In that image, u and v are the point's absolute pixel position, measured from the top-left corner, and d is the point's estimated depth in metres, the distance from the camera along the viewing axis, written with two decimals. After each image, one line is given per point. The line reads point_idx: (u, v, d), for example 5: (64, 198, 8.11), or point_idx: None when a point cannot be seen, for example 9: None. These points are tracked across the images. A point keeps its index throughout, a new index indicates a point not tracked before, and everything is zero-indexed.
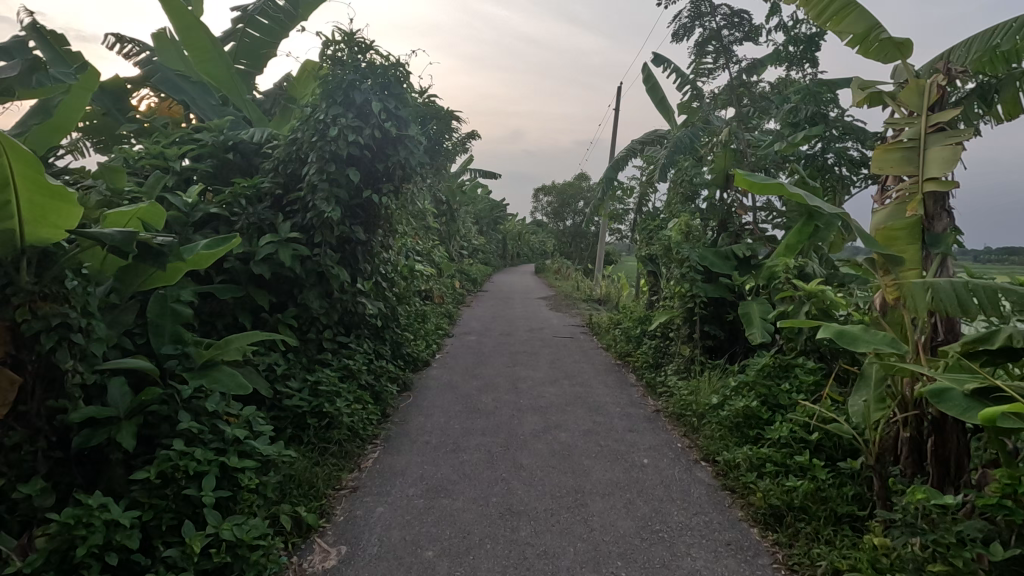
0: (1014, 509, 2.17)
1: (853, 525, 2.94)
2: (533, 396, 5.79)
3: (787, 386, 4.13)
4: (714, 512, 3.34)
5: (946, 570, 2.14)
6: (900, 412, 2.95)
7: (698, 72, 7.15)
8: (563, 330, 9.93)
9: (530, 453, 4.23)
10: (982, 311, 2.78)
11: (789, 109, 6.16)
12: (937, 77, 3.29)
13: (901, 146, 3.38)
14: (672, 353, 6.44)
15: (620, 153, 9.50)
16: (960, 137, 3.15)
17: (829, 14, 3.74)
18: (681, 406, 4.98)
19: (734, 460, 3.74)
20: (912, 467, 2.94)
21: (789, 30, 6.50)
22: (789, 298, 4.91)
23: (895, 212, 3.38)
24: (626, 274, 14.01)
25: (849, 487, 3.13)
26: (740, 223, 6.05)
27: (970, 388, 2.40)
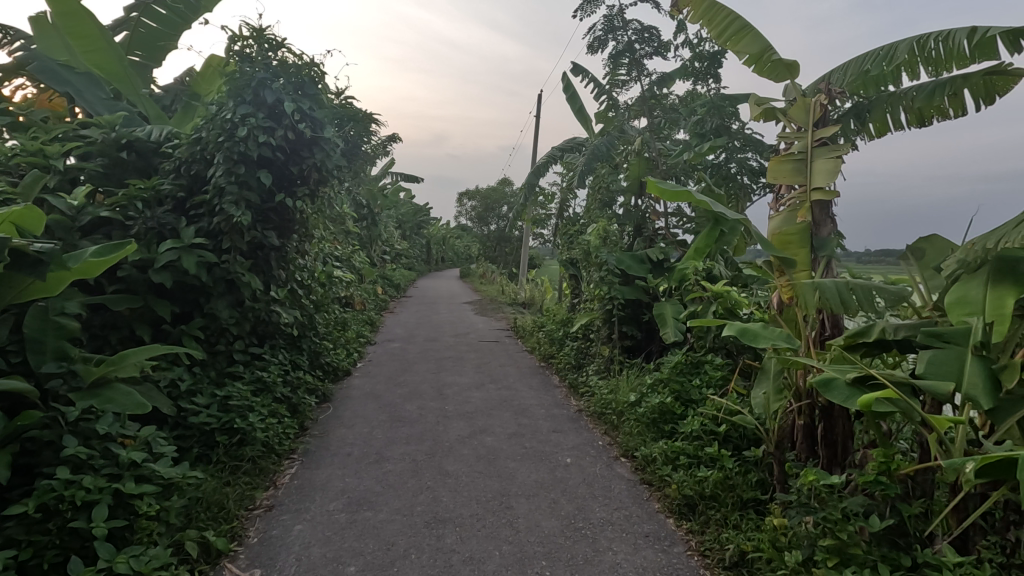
0: (889, 483, 2.42)
1: (757, 509, 3.17)
2: (459, 401, 5.78)
3: (698, 382, 4.39)
4: (633, 506, 3.49)
5: (834, 544, 2.36)
6: (795, 401, 3.21)
7: (613, 83, 7.45)
8: (488, 335, 9.97)
9: (456, 459, 4.21)
10: (861, 307, 3.11)
11: (696, 121, 6.57)
12: (820, 96, 3.66)
13: (792, 158, 3.71)
14: (593, 354, 6.65)
15: (541, 160, 9.71)
16: (840, 151, 3.51)
17: (728, 35, 4.05)
18: (601, 405, 5.16)
19: (651, 454, 3.92)
20: (806, 451, 3.22)
21: (694, 47, 6.93)
22: (698, 299, 5.23)
23: (788, 218, 3.70)
24: (549, 278, 14.29)
25: (753, 474, 3.37)
26: (653, 228, 6.37)
27: (850, 377, 2.67)
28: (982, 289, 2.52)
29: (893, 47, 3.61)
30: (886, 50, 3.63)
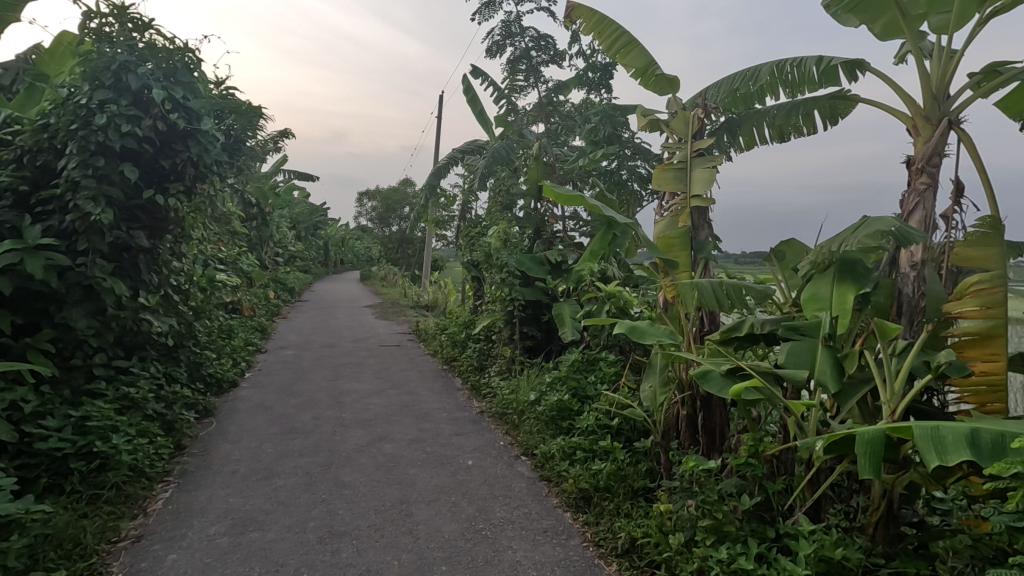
0: (757, 464, 2.67)
1: (646, 497, 3.36)
2: (357, 409, 5.57)
3: (593, 378, 4.56)
4: (533, 503, 3.56)
5: (712, 524, 2.56)
6: (678, 393, 3.44)
7: (512, 88, 7.58)
8: (390, 339, 9.72)
9: (353, 469, 4.05)
10: (732, 304, 3.41)
11: (590, 129, 6.89)
12: (698, 110, 3.97)
13: (673, 167, 3.98)
14: (495, 355, 6.71)
15: (441, 161, 9.64)
16: (715, 162, 3.82)
17: (616, 48, 4.27)
18: (503, 405, 5.22)
19: (549, 451, 4.02)
20: (688, 439, 3.46)
21: (588, 57, 7.23)
22: (594, 299, 5.45)
23: (671, 223, 3.98)
24: (453, 280, 14.22)
25: (643, 463, 3.56)
26: (552, 231, 6.57)
27: (723, 369, 2.92)
28: (830, 286, 2.87)
29: (758, 69, 3.95)
30: (752, 72, 3.97)
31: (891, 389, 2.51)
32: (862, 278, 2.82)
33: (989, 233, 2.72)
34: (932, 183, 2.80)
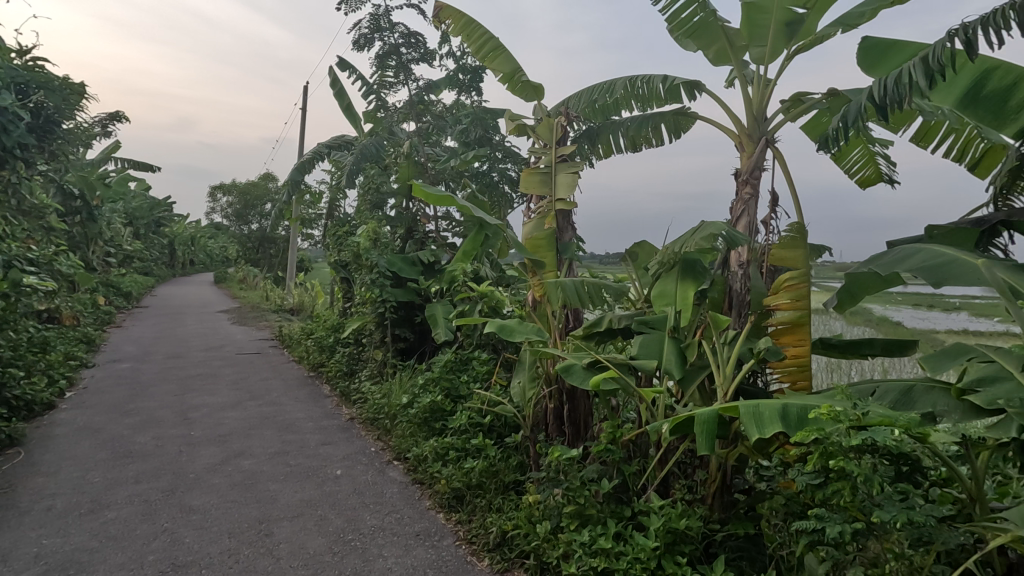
0: (614, 449, 2.88)
1: (517, 490, 3.46)
2: (209, 425, 5.06)
3: (466, 378, 4.58)
4: (405, 508, 3.50)
5: (575, 509, 2.72)
6: (546, 387, 3.60)
7: (381, 84, 7.37)
8: (248, 346, 8.95)
9: (203, 492, 3.67)
10: (593, 301, 3.64)
11: (461, 130, 6.94)
12: (560, 118, 4.18)
13: (539, 171, 4.15)
14: (366, 359, 6.48)
15: (306, 156, 9.09)
16: (577, 168, 4.06)
17: (484, 53, 4.35)
18: (374, 410, 5.06)
19: (422, 453, 3.98)
20: (555, 430, 3.62)
21: (458, 59, 7.27)
22: (466, 299, 5.49)
23: (538, 224, 4.15)
24: (321, 282, 13.48)
25: (513, 458, 3.66)
26: (424, 231, 6.50)
27: (584, 362, 3.12)
28: (674, 284, 3.18)
29: (613, 83, 4.25)
30: (607, 85, 4.25)
31: (723, 373, 2.86)
32: (701, 276, 3.17)
33: (796, 236, 3.19)
34: (754, 192, 3.22)
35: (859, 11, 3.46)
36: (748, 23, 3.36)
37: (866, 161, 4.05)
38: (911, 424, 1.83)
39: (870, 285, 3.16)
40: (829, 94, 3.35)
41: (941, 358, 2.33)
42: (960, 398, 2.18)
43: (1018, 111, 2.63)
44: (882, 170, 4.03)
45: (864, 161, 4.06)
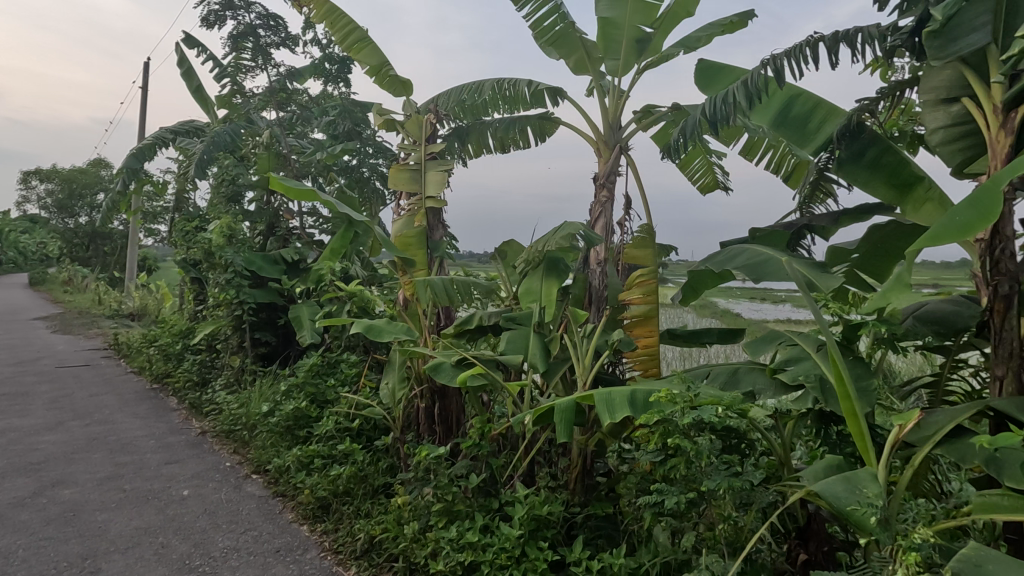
0: (482, 444, 2.94)
1: (387, 493, 3.39)
2: (18, 452, 4.30)
3: (333, 382, 4.34)
4: (264, 524, 3.26)
5: (444, 506, 2.74)
6: (416, 387, 3.56)
7: (237, 67, 6.78)
8: (74, 358, 7.74)
9: (7, 531, 3.11)
10: (462, 299, 3.67)
11: (328, 122, 6.61)
12: (429, 116, 4.16)
13: (408, 168, 4.11)
14: (220, 367, 5.93)
15: (146, 141, 8.07)
16: (446, 166, 4.07)
17: (348, 43, 4.18)
18: (230, 422, 4.65)
19: (284, 464, 3.74)
20: (427, 431, 3.56)
21: (324, 47, 6.91)
22: (334, 299, 5.25)
23: (407, 222, 4.09)
24: (168, 283, 12.07)
25: (383, 460, 3.58)
26: (287, 227, 6.10)
27: (453, 360, 3.15)
28: (539, 281, 3.32)
29: (481, 84, 4.30)
30: (476, 85, 4.30)
31: (582, 364, 3.04)
32: (564, 274, 3.35)
33: (645, 237, 3.49)
34: (610, 195, 3.46)
35: (697, 35, 3.87)
36: (603, 35, 3.62)
37: (705, 170, 4.54)
38: (732, 402, 2.09)
39: (708, 281, 3.54)
40: (673, 108, 3.70)
41: (758, 343, 2.69)
42: (773, 377, 2.53)
43: (818, 130, 3.07)
44: (717, 178, 4.54)
45: (703, 170, 4.55)
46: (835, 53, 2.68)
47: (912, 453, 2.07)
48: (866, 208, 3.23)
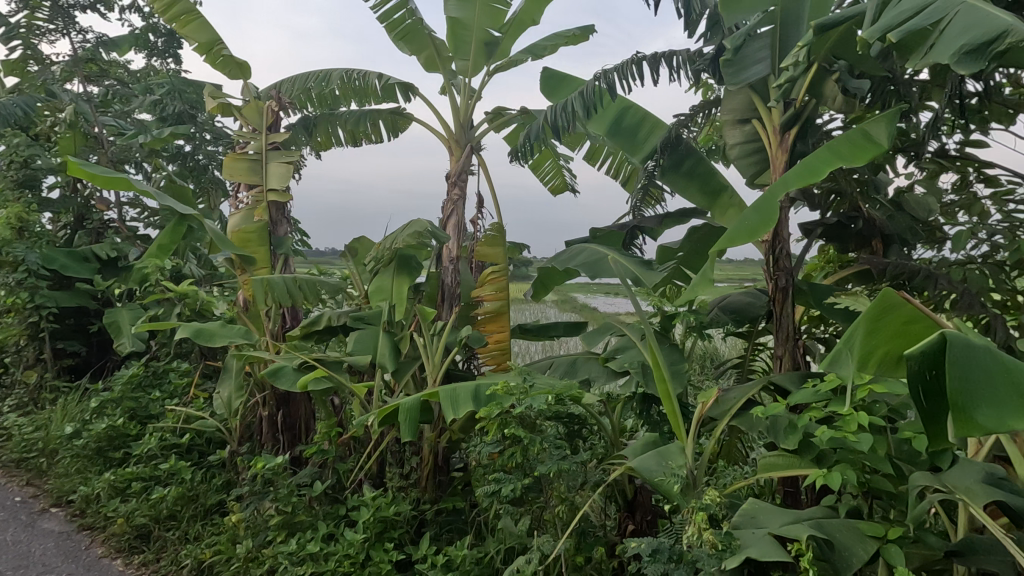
0: (327, 449, 2.82)
1: (221, 512, 3.12)
2: None
3: (158, 394, 3.88)
4: (64, 564, 2.81)
5: (284, 519, 2.59)
6: (256, 394, 3.31)
7: (29, 28, 5.71)
8: None
9: None
10: (306, 299, 3.46)
11: (153, 101, 5.84)
12: (271, 103, 3.86)
13: (246, 157, 3.78)
14: (11, 385, 4.98)
15: None
16: (290, 158, 3.81)
17: (172, 14, 3.73)
18: (22, 448, 3.93)
19: (92, 492, 3.26)
20: (271, 441, 3.31)
21: (146, 16, 6.09)
22: (161, 302, 4.66)
23: (246, 216, 3.77)
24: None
25: (217, 477, 3.28)
26: (100, 220, 5.29)
27: (295, 363, 2.97)
28: (391, 279, 3.26)
29: (329, 73, 4.06)
30: (323, 74, 4.05)
31: (433, 360, 3.06)
32: (415, 272, 3.33)
33: (495, 235, 3.44)
34: (461, 194, 3.48)
35: (543, 44, 4.05)
36: (452, 34, 3.65)
37: (555, 172, 4.78)
38: (563, 391, 2.24)
39: (555, 277, 3.73)
40: (521, 112, 3.83)
41: (594, 335, 2.90)
42: (605, 365, 2.74)
43: (645, 141, 3.36)
44: (565, 181, 4.81)
45: (553, 173, 4.78)
46: (656, 71, 2.99)
47: (714, 425, 2.35)
48: (685, 211, 3.63)
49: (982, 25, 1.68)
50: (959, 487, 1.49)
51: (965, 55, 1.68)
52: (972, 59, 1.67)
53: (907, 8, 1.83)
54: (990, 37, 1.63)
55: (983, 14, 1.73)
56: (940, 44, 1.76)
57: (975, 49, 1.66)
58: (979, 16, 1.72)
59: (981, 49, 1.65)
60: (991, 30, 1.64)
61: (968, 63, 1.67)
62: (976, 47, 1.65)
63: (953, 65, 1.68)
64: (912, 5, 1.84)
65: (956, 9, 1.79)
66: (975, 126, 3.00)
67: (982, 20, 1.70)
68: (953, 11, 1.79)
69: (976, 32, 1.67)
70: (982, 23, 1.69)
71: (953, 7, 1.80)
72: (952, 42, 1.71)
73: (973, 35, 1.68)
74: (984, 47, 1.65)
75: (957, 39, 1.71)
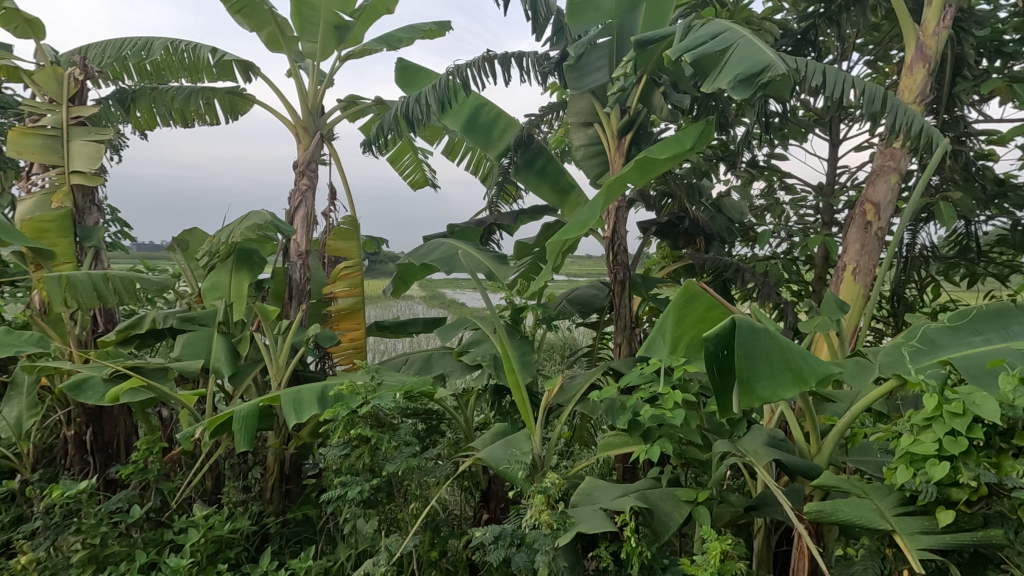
0: (148, 469, 2.49)
1: (7, 554, 2.62)
2: None
3: None
4: None
5: (90, 555, 2.24)
6: (56, 411, 2.82)
7: None
8: None
9: None
10: (122, 298, 3.01)
11: None
12: (74, 70, 3.27)
13: (41, 133, 3.19)
14: None
15: None
16: (100, 135, 3.28)
17: None
18: None
19: None
20: (78, 464, 2.83)
21: None
22: None
23: (40, 202, 3.17)
24: None
25: (3, 512, 2.74)
26: None
27: (106, 373, 2.58)
28: (228, 275, 2.96)
29: (150, 41, 3.50)
30: (143, 41, 3.49)
31: (276, 363, 2.81)
32: (258, 267, 3.06)
33: (349, 229, 3.26)
34: (311, 185, 3.16)
35: (399, 36, 3.94)
36: (298, 14, 3.41)
37: (414, 166, 4.70)
38: (415, 387, 2.19)
39: (413, 273, 3.66)
40: (377, 102, 3.69)
41: (449, 329, 2.89)
42: (460, 360, 2.76)
43: (500, 138, 3.33)
44: (425, 175, 4.75)
45: (412, 167, 4.69)
46: (507, 70, 3.07)
47: (561, 411, 2.48)
48: (538, 209, 3.77)
49: (753, 58, 1.93)
50: (750, 451, 1.73)
51: (740, 82, 1.90)
52: (745, 87, 1.90)
53: (703, 35, 2.11)
54: (757, 68, 1.87)
55: (755, 48, 1.97)
56: (721, 71, 2.01)
57: (745, 78, 1.89)
58: (752, 50, 1.97)
59: (751, 78, 1.88)
60: (759, 63, 1.88)
61: (742, 88, 1.90)
62: (746, 76, 1.89)
63: (729, 89, 1.91)
64: (707, 33, 2.12)
65: (739, 41, 2.06)
66: (776, 141, 3.50)
67: (754, 53, 1.94)
68: (736, 43, 2.06)
69: (746, 64, 1.91)
70: (752, 56, 1.93)
71: (737, 40, 2.06)
72: (730, 70, 1.95)
73: (744, 66, 1.91)
74: (753, 78, 1.88)
75: (733, 68, 1.95)
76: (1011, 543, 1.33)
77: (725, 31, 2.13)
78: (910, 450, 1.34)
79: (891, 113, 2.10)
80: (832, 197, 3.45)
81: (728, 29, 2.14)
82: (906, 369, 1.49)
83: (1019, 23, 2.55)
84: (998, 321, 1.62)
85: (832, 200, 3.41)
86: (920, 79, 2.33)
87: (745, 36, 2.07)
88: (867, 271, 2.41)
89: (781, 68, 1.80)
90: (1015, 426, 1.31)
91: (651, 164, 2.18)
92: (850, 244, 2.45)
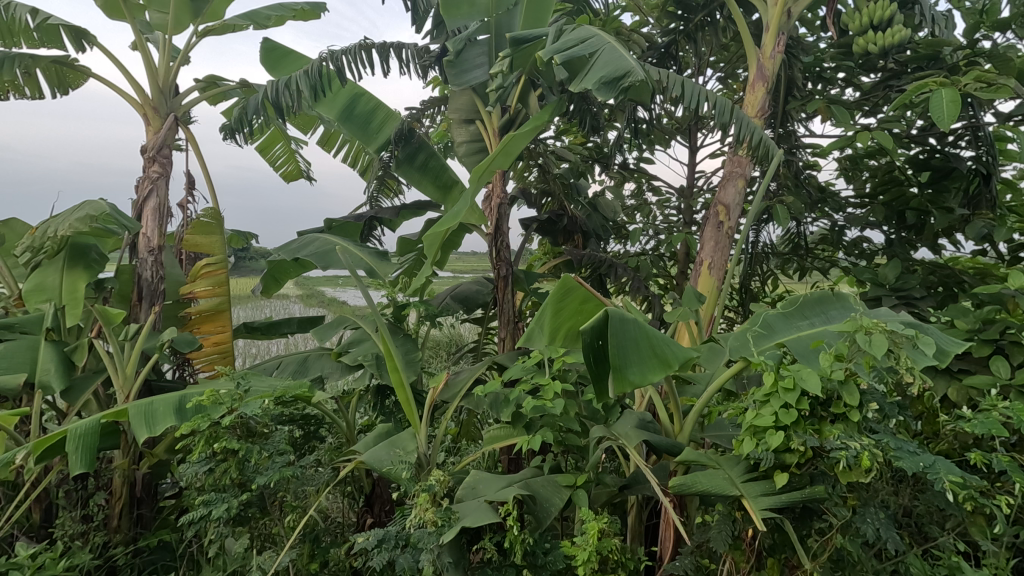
0: None
1: None
2: None
3: None
4: None
5: None
6: None
7: None
8: None
9: None
10: None
11: None
12: None
13: None
14: None
15: None
16: None
17: None
18: None
19: None
20: None
21: None
22: None
23: None
24: None
25: None
26: None
27: None
28: (58, 274, 2.56)
29: None
30: None
31: (123, 373, 2.47)
32: (95, 265, 2.68)
33: (211, 222, 2.94)
34: (164, 172, 2.80)
35: (267, 14, 3.65)
36: None
37: (287, 157, 4.39)
38: (286, 392, 2.04)
39: (288, 270, 3.43)
40: (241, 85, 3.39)
41: (326, 329, 2.73)
42: (339, 360, 2.63)
43: (380, 130, 3.16)
44: (299, 167, 4.45)
45: (285, 158, 4.38)
46: (386, 61, 2.97)
47: (446, 408, 2.47)
48: (420, 204, 3.72)
49: (615, 64, 2.04)
50: (622, 434, 1.86)
51: (604, 84, 2.01)
52: (608, 89, 2.01)
53: (572, 39, 2.21)
54: (619, 73, 1.99)
55: (618, 55, 2.10)
56: (588, 74, 2.10)
57: (608, 81, 2.00)
58: (614, 56, 2.08)
59: (614, 82, 2.00)
60: (621, 68, 2.00)
61: (606, 90, 2.01)
62: (610, 79, 2.00)
63: (594, 91, 2.01)
64: (576, 38, 2.23)
65: (604, 47, 2.17)
66: (644, 146, 3.76)
67: (616, 59, 2.06)
68: (602, 48, 2.17)
69: (611, 68, 2.02)
70: (615, 62, 2.05)
71: (602, 46, 2.17)
72: (596, 73, 2.05)
73: (608, 69, 2.02)
74: (615, 81, 2.00)
75: (598, 71, 2.05)
76: (830, 496, 1.57)
77: (592, 37, 2.24)
78: (753, 423, 1.52)
79: (737, 125, 2.34)
80: (691, 199, 3.80)
81: (595, 35, 2.26)
82: (750, 351, 1.68)
83: (836, 53, 3.00)
84: (819, 307, 1.88)
85: (691, 202, 3.75)
86: (760, 96, 2.64)
87: (610, 43, 2.18)
88: (720, 266, 2.69)
89: (640, 74, 1.94)
90: (831, 396, 1.53)
91: (513, 146, 2.27)
92: (706, 242, 2.71)
